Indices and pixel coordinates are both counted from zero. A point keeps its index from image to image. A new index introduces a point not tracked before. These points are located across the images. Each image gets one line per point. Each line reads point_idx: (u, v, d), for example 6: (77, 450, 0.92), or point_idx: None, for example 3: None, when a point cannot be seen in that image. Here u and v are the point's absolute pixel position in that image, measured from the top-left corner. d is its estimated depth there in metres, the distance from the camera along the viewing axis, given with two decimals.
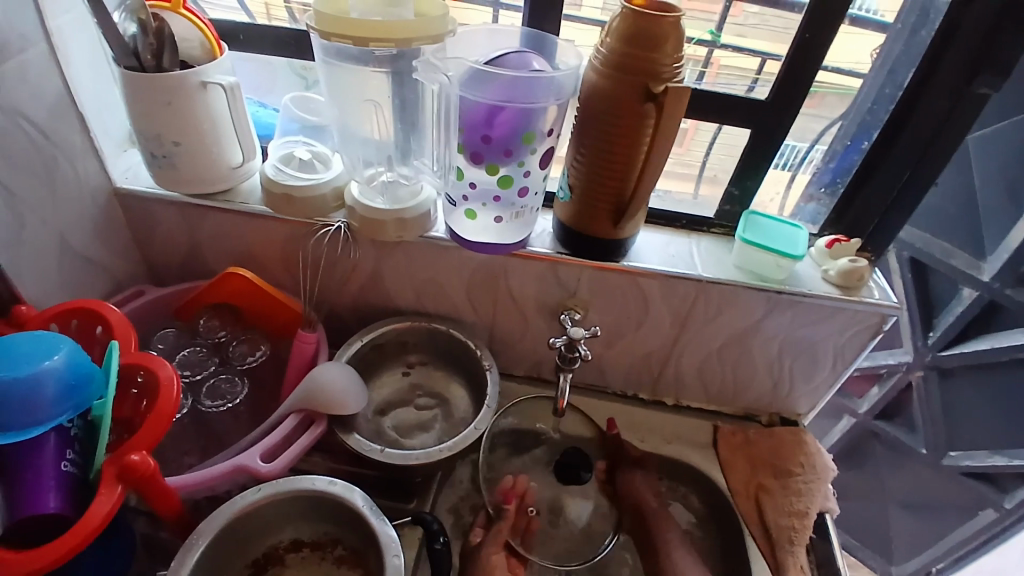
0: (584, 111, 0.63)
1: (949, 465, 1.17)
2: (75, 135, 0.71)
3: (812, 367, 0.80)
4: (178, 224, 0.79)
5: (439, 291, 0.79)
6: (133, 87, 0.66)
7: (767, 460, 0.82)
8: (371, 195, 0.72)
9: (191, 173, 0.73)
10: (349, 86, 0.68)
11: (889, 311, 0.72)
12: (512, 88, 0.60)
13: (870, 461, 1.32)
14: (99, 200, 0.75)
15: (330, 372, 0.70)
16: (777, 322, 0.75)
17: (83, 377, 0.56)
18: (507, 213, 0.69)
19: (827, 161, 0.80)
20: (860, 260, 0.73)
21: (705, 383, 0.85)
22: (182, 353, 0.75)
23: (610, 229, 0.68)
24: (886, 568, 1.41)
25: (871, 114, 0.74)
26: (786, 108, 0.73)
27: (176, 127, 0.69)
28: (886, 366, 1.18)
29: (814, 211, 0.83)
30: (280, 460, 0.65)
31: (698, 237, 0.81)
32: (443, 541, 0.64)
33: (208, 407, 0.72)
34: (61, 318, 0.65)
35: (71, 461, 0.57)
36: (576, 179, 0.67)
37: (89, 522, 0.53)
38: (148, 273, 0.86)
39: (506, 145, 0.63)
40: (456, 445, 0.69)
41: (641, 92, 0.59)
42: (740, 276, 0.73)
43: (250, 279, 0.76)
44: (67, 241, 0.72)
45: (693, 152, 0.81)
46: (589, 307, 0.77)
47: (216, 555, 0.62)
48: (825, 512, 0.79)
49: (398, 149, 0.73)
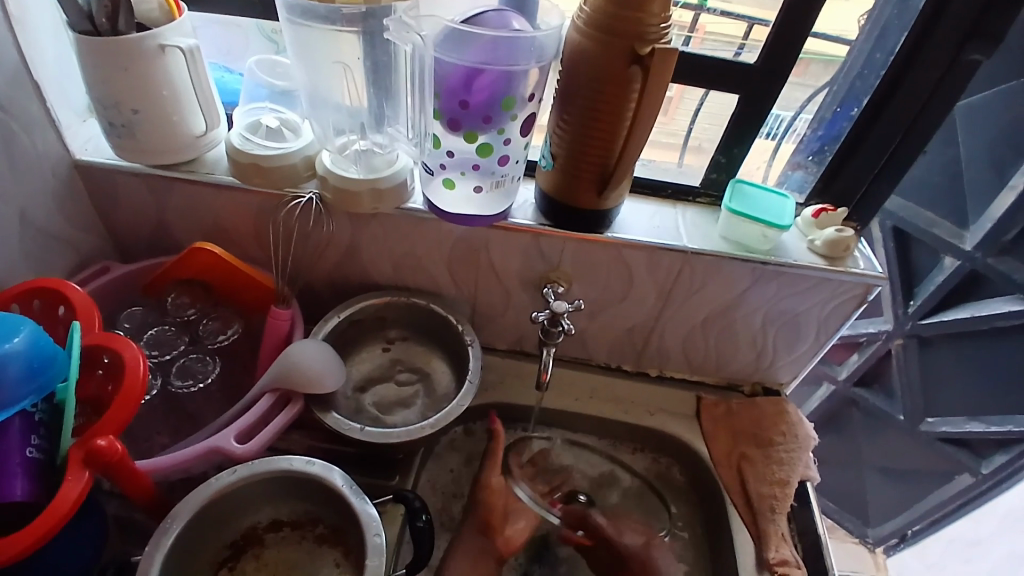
0: (568, 73, 0.60)
1: (926, 431, 1.20)
2: (32, 105, 0.66)
3: (794, 338, 0.79)
4: (146, 197, 0.75)
5: (418, 264, 0.77)
6: (85, 51, 0.62)
7: (749, 431, 0.82)
8: (343, 164, 0.68)
9: (154, 143, 0.68)
10: (318, 48, 0.64)
11: (874, 281, 0.71)
12: (492, 49, 0.57)
13: (847, 427, 1.33)
14: (60, 173, 0.71)
15: (306, 350, 0.68)
16: (762, 293, 0.74)
17: (46, 359, 0.53)
18: (487, 182, 0.66)
19: (814, 128, 0.77)
20: (846, 230, 0.72)
21: (688, 356, 0.85)
22: (151, 332, 0.72)
23: (594, 199, 0.66)
24: (863, 529, 1.47)
25: (861, 79, 0.71)
26: (777, 74, 0.71)
27: (135, 93, 0.64)
28: (865, 334, 1.19)
29: (801, 179, 0.81)
30: (256, 441, 0.63)
31: (683, 208, 0.79)
32: (426, 519, 0.62)
33: (178, 387, 0.69)
34: (23, 297, 0.63)
35: (37, 447, 0.55)
36: (558, 147, 0.64)
37: (58, 507, 0.51)
38: (114, 249, 0.82)
39: (485, 111, 0.60)
40: (437, 421, 0.68)
41: (627, 54, 0.56)
42: (726, 247, 0.72)
43: (221, 255, 0.72)
44: (28, 217, 0.68)
45: (678, 122, 0.79)
46: (572, 280, 0.75)
47: (192, 539, 0.60)
48: (806, 480, 0.79)
49: (372, 115, 0.70)
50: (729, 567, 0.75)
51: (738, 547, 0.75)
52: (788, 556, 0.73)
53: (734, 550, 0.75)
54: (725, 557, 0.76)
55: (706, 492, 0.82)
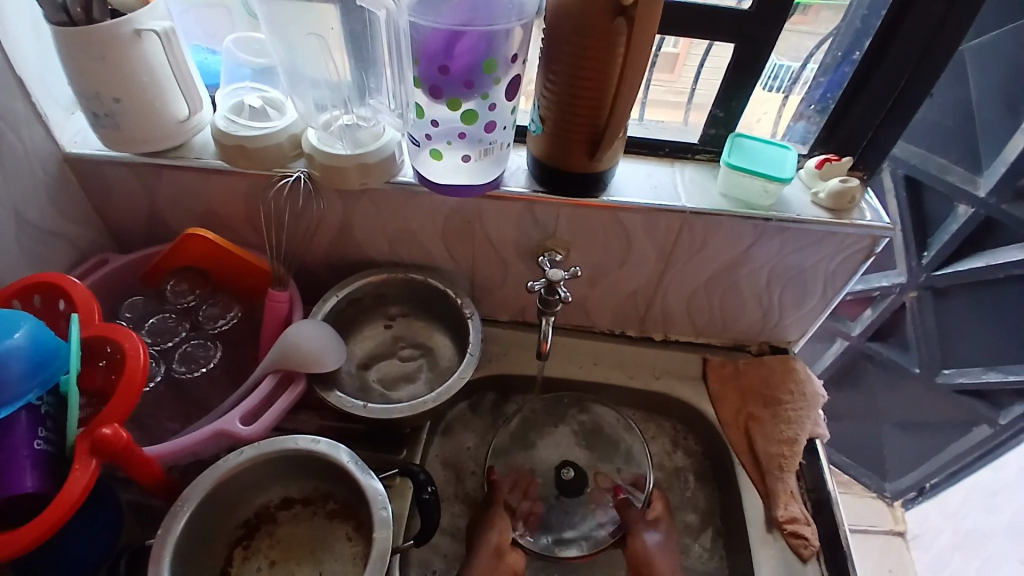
0: (551, 31, 0.58)
1: (942, 383, 1.18)
2: (16, 102, 0.65)
3: (802, 293, 0.78)
4: (136, 186, 0.75)
5: (412, 239, 0.76)
6: (62, 42, 0.60)
7: (758, 390, 0.82)
8: (330, 140, 0.67)
9: (139, 130, 0.67)
10: (290, 21, 0.63)
11: (881, 232, 0.69)
12: (470, 8, 0.55)
13: (862, 383, 1.32)
14: (50, 167, 0.70)
15: (305, 330, 0.68)
16: (766, 249, 0.73)
17: (48, 353, 0.54)
18: (475, 150, 0.64)
19: (819, 76, 0.74)
20: (850, 181, 0.69)
21: (693, 318, 0.83)
22: (151, 321, 0.72)
23: (587, 161, 0.64)
24: (880, 484, 1.48)
25: (864, 22, 0.68)
26: (774, 22, 0.68)
27: (115, 82, 0.63)
28: (879, 289, 1.16)
29: (803, 131, 0.78)
30: (261, 422, 0.64)
31: (681, 166, 0.77)
32: (432, 491, 0.63)
33: (181, 374, 0.70)
34: (23, 293, 0.63)
35: (44, 440, 0.56)
36: (547, 110, 0.62)
37: (67, 498, 0.52)
38: (111, 241, 0.82)
39: (467, 76, 0.58)
40: (439, 395, 0.68)
41: (611, 7, 0.53)
42: (726, 204, 0.70)
43: (215, 240, 0.72)
44: (23, 215, 0.68)
45: (684, 78, 0.75)
46: (570, 247, 0.74)
47: (205, 520, 0.62)
48: (815, 438, 0.79)
49: (355, 87, 0.68)
50: (739, 524, 0.75)
51: (748, 505, 0.75)
52: (797, 513, 0.73)
53: (744, 509, 0.75)
54: (735, 514, 0.76)
55: (713, 452, 0.82)
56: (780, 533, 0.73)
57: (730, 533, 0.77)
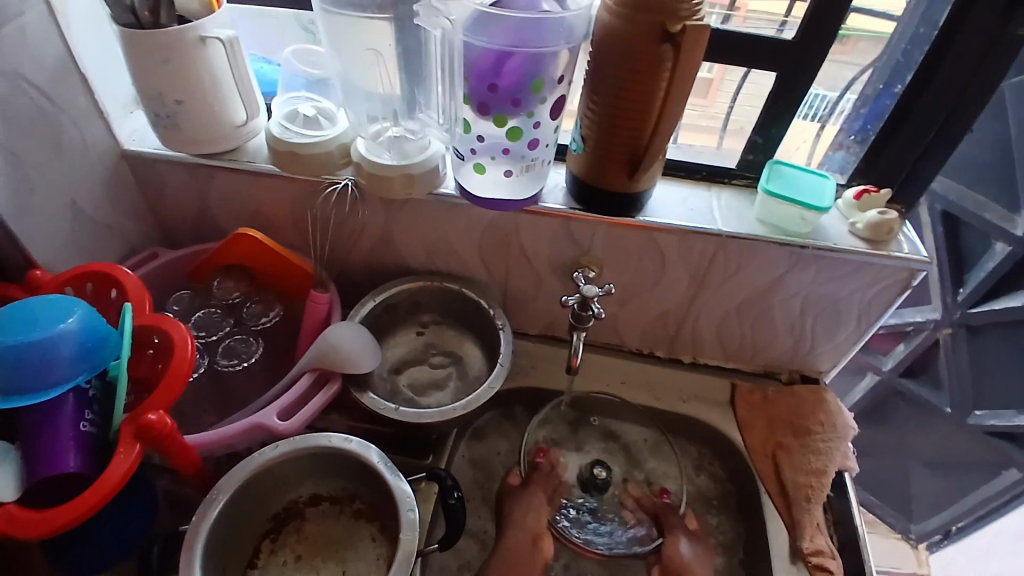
0: (596, 55, 0.60)
1: (973, 425, 1.15)
2: (79, 96, 0.69)
3: (836, 324, 0.77)
4: (188, 185, 0.78)
5: (449, 249, 0.78)
6: (130, 44, 0.64)
7: (787, 419, 0.81)
8: (377, 151, 0.69)
9: (196, 132, 0.71)
10: (350, 37, 0.66)
11: (918, 266, 0.68)
12: (520, 30, 0.57)
13: (891, 418, 1.29)
14: (108, 162, 0.75)
15: (342, 332, 0.70)
16: (800, 277, 0.73)
17: (98, 339, 0.58)
18: (517, 166, 0.66)
19: (858, 108, 0.74)
20: (889, 213, 0.69)
21: (724, 342, 0.83)
22: (197, 315, 0.76)
23: (625, 181, 0.66)
24: (906, 526, 1.43)
25: (905, 56, 0.68)
26: (813, 52, 0.68)
27: (177, 85, 0.67)
28: (912, 324, 1.15)
29: (842, 160, 0.78)
30: (297, 418, 0.66)
31: (718, 190, 0.77)
32: (458, 497, 0.64)
33: (224, 366, 0.73)
34: (76, 280, 0.66)
35: (89, 422, 0.58)
36: (588, 130, 0.64)
37: (110, 480, 0.54)
38: (160, 236, 0.86)
39: (514, 95, 0.60)
40: (469, 403, 0.70)
41: (657, 33, 0.55)
42: (763, 230, 0.70)
43: (261, 240, 0.75)
44: (79, 205, 0.72)
45: (718, 103, 0.77)
46: (603, 265, 0.75)
47: (238, 510, 0.64)
48: (844, 471, 0.78)
49: (404, 102, 0.70)
50: (763, 555, 0.74)
51: (772, 535, 0.74)
52: (822, 546, 0.72)
53: (768, 539, 0.74)
54: (758, 546, 0.75)
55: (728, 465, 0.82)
56: (805, 565, 0.72)
57: (753, 564, 0.75)
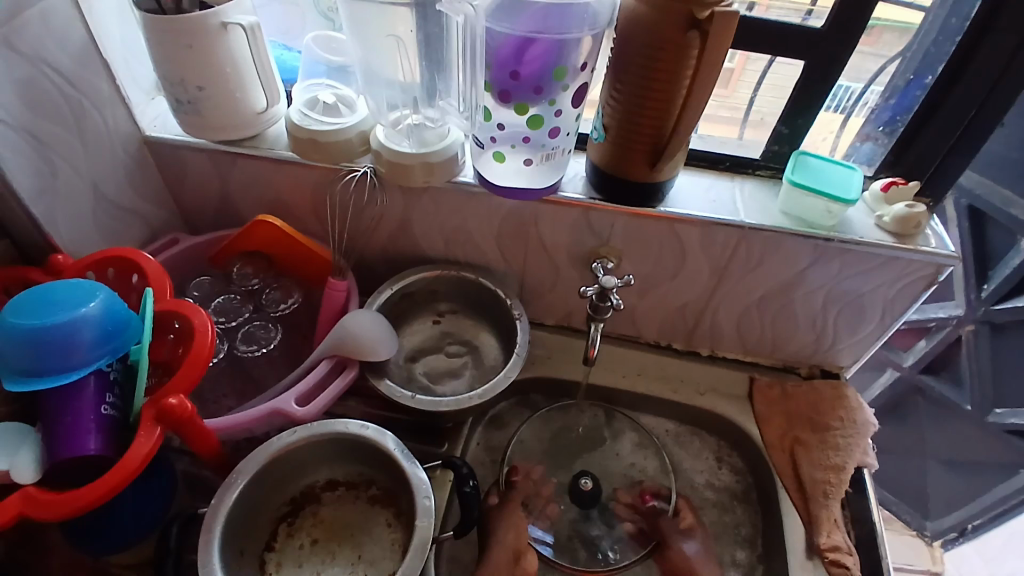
0: (621, 41, 0.59)
1: (993, 423, 1.13)
2: (101, 81, 0.70)
3: (858, 318, 0.76)
4: (209, 172, 0.79)
5: (467, 238, 0.78)
6: (153, 29, 0.64)
7: (804, 413, 0.80)
8: (397, 139, 0.69)
9: (218, 118, 0.71)
10: (370, 23, 0.65)
11: (944, 261, 0.67)
12: (543, 17, 0.56)
13: (910, 416, 1.27)
14: (130, 148, 0.75)
15: (361, 320, 0.71)
16: (824, 271, 0.71)
17: (119, 323, 0.58)
18: (538, 154, 0.66)
19: (887, 98, 0.72)
20: (917, 206, 0.68)
21: (743, 335, 0.82)
22: (218, 300, 0.77)
23: (646, 172, 0.65)
24: (920, 523, 1.41)
25: (936, 46, 0.66)
26: (843, 40, 0.67)
27: (199, 71, 0.67)
28: (934, 320, 1.12)
29: (870, 152, 0.76)
30: (315, 404, 0.66)
31: (741, 181, 0.76)
32: (473, 485, 0.64)
33: (243, 352, 0.74)
34: (98, 265, 0.67)
35: (110, 405, 0.59)
36: (610, 119, 0.63)
37: (130, 462, 0.55)
38: (181, 221, 0.86)
39: (536, 82, 0.60)
40: (485, 392, 0.70)
41: (683, 19, 0.54)
42: (786, 222, 0.69)
43: (280, 227, 0.75)
44: (101, 189, 0.72)
45: (739, 94, 0.75)
46: (622, 256, 0.74)
47: (256, 493, 0.64)
48: (864, 467, 0.76)
49: (424, 89, 0.70)
50: (778, 550, 0.74)
51: (788, 528, 0.74)
52: (840, 542, 0.71)
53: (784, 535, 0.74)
54: (774, 541, 0.75)
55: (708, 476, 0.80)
56: (821, 561, 0.71)
57: (769, 559, 0.75)
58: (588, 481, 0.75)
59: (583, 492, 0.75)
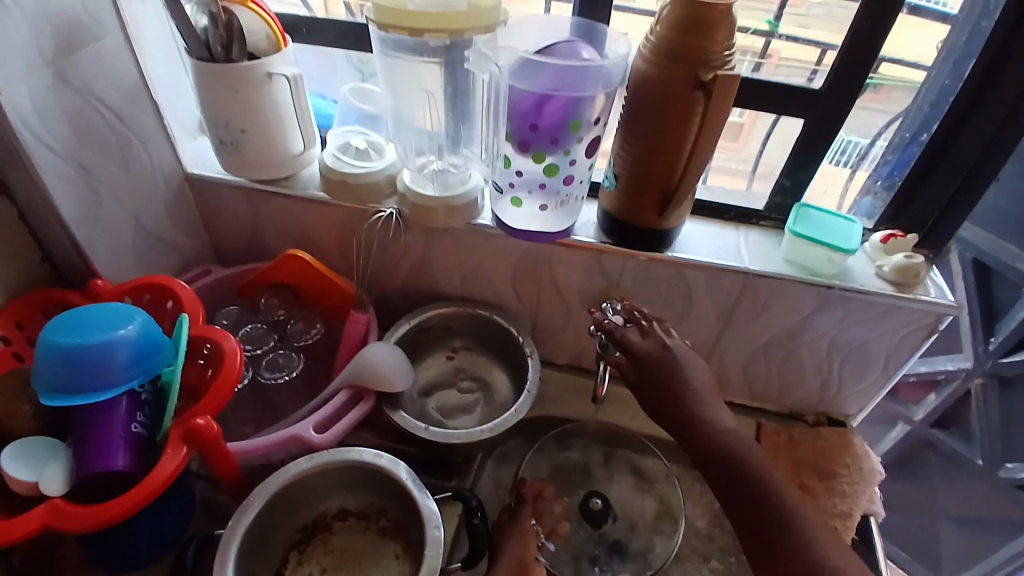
0: (631, 99, 0.64)
1: (1005, 478, 1.12)
2: (150, 121, 0.76)
3: (864, 367, 0.78)
4: (243, 208, 0.84)
5: (482, 276, 0.81)
6: (204, 76, 0.70)
7: (812, 461, 0.81)
8: (422, 182, 0.75)
9: (257, 159, 0.77)
10: (404, 77, 0.71)
11: (945, 311, 0.69)
12: (561, 77, 0.62)
13: (921, 472, 1.26)
14: (172, 183, 0.81)
15: (380, 352, 0.74)
16: (828, 319, 0.74)
17: (151, 346, 0.62)
18: (552, 201, 0.70)
19: (887, 155, 0.76)
20: (916, 257, 0.70)
21: (750, 382, 0.84)
22: (245, 329, 0.80)
23: (655, 218, 0.69)
24: None
25: (933, 106, 0.71)
26: (842, 101, 0.72)
27: (243, 115, 0.73)
28: (943, 372, 1.12)
29: (870, 206, 0.80)
30: (331, 432, 0.69)
31: (746, 230, 0.79)
32: (481, 517, 0.66)
33: (267, 378, 0.77)
34: (135, 291, 0.71)
35: (140, 423, 0.62)
36: (621, 169, 0.67)
37: (156, 478, 0.57)
38: (213, 254, 0.91)
39: (553, 134, 0.65)
40: (496, 426, 0.71)
41: (690, 80, 0.59)
42: (789, 270, 0.72)
43: (309, 261, 0.80)
44: (141, 220, 0.77)
45: (749, 146, 0.81)
46: (631, 297, 0.77)
47: (269, 518, 0.66)
48: (869, 515, 0.77)
49: (449, 138, 0.75)
50: None
51: None
52: None
53: None
54: None
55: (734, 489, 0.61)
56: None
57: None
58: (598, 501, 0.78)
59: (594, 510, 0.77)
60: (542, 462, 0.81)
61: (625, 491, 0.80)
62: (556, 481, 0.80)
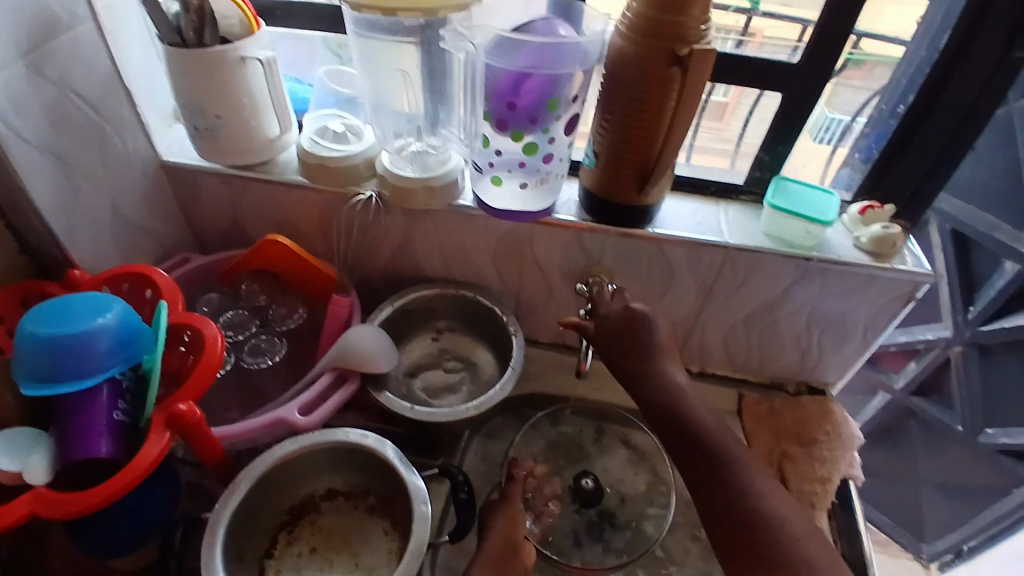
0: (610, 76, 0.64)
1: (985, 443, 1.15)
2: (124, 108, 0.74)
3: (842, 336, 0.79)
4: (222, 194, 0.83)
5: (465, 257, 0.81)
6: (176, 61, 0.69)
7: (791, 429, 0.83)
8: (400, 164, 0.74)
9: (234, 146, 0.76)
10: (381, 58, 0.70)
11: (921, 279, 0.70)
12: (539, 54, 0.61)
13: (904, 441, 1.30)
14: (148, 171, 0.80)
15: (362, 334, 0.74)
16: (806, 290, 0.75)
17: (132, 333, 0.62)
18: (532, 179, 0.70)
19: (867, 128, 0.77)
20: (893, 228, 0.72)
21: (731, 355, 0.86)
22: (226, 315, 0.80)
23: (635, 194, 0.69)
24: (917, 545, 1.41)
25: (908, 78, 0.71)
26: (819, 76, 0.72)
27: (219, 101, 0.72)
28: (923, 341, 1.17)
29: (847, 178, 0.82)
30: (316, 414, 0.69)
31: (726, 205, 0.80)
32: (468, 492, 0.66)
33: (249, 364, 0.77)
34: (114, 280, 0.70)
35: (122, 411, 0.61)
36: (600, 146, 0.68)
37: (139, 463, 0.57)
38: (193, 241, 0.90)
39: (531, 113, 0.65)
40: (481, 403, 0.72)
41: (667, 56, 0.59)
42: (768, 243, 0.73)
43: (289, 245, 0.79)
44: (119, 209, 0.76)
45: (733, 126, 0.81)
46: (612, 274, 0.78)
47: (256, 500, 0.67)
48: (849, 479, 0.79)
49: (427, 118, 0.75)
50: None
51: None
52: None
53: None
54: None
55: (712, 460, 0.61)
56: None
57: None
58: (589, 480, 0.78)
59: (585, 490, 0.77)
60: (529, 441, 0.83)
61: (612, 463, 0.82)
62: (544, 458, 0.81)
